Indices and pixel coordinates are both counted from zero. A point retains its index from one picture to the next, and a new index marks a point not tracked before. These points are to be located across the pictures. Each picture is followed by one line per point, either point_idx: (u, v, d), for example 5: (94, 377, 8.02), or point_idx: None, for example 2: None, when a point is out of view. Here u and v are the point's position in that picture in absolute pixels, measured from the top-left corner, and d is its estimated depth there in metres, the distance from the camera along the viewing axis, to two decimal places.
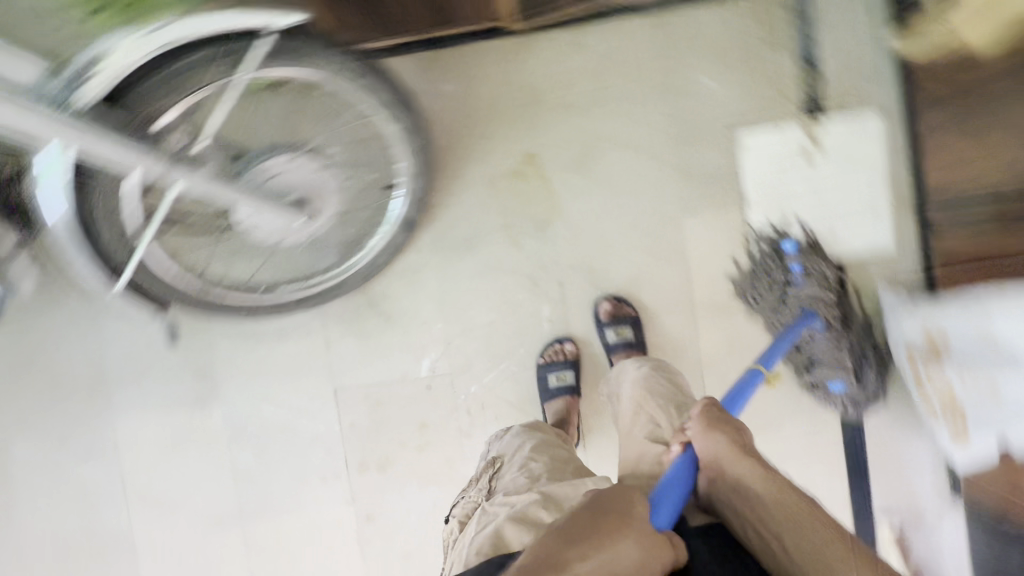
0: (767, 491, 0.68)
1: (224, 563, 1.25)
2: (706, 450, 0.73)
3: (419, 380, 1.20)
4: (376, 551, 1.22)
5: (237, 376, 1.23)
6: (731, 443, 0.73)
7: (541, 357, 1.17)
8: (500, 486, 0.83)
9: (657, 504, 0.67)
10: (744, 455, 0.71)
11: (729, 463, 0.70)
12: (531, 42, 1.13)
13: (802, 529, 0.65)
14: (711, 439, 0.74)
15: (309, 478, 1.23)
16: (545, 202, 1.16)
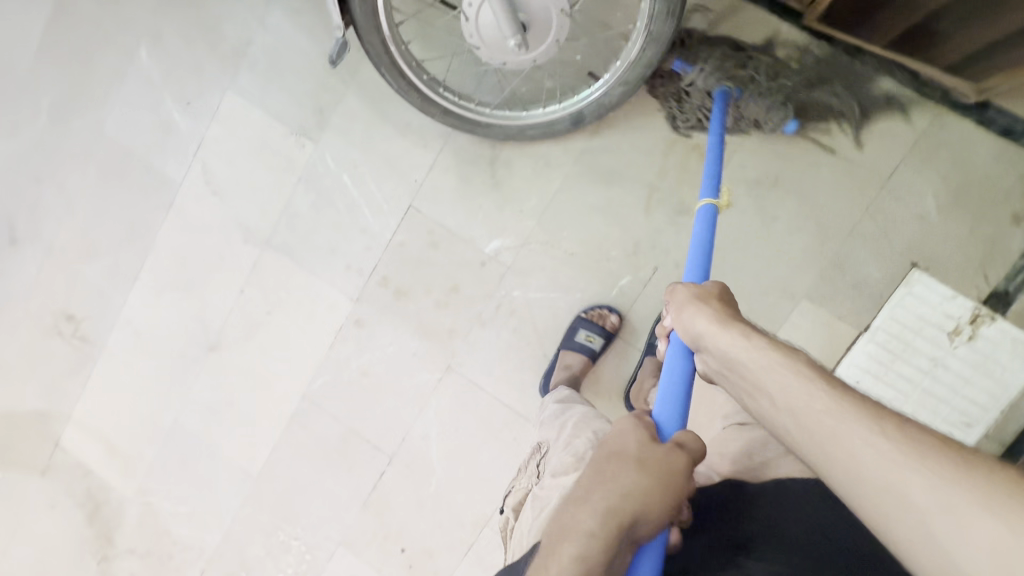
0: (748, 356, 0.62)
1: (227, 268, 1.33)
2: (685, 330, 0.69)
3: (480, 253, 1.21)
4: (345, 351, 1.28)
5: (344, 134, 1.24)
6: (709, 315, 0.67)
7: (585, 311, 1.16)
8: (546, 469, 0.88)
9: (661, 420, 0.68)
10: (724, 326, 0.65)
11: (703, 339, 0.66)
12: (811, 49, 1.04)
13: (792, 389, 0.57)
14: (686, 319, 0.70)
15: (337, 257, 1.27)
16: (700, 193, 1.11)
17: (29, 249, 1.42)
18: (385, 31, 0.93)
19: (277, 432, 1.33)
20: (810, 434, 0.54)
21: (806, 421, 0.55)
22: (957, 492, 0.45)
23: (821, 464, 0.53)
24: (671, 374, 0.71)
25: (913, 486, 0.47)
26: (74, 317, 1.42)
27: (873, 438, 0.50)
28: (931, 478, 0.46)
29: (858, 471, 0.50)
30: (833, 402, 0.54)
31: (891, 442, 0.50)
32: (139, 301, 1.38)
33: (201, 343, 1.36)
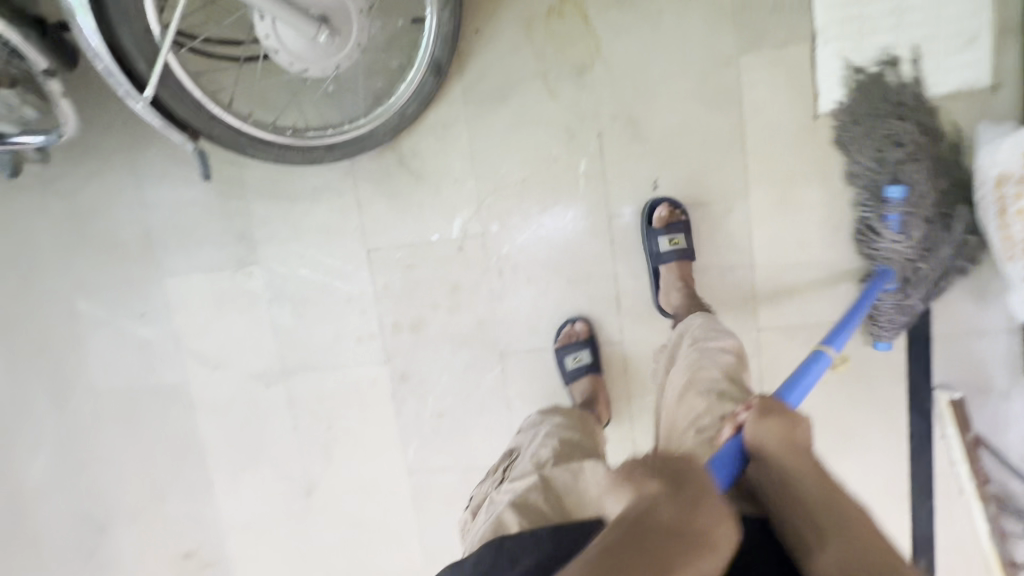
0: (823, 499, 0.61)
1: (272, 418, 1.33)
2: (760, 446, 0.66)
3: (451, 242, 1.18)
4: (411, 409, 1.26)
5: (274, 238, 1.24)
6: (783, 440, 0.66)
7: (555, 343, 1.15)
8: (509, 473, 0.93)
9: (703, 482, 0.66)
10: (798, 457, 0.65)
11: (785, 463, 0.64)
12: None
13: (871, 541, 0.57)
14: (760, 436, 0.66)
15: (346, 341, 1.26)
16: (584, 44, 1.06)
17: (117, 525, 1.46)
18: (225, 118, 0.93)
19: (411, 518, 1.31)
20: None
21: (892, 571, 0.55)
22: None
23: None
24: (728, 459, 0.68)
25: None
26: (189, 552, 1.44)
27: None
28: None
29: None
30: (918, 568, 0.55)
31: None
32: (226, 499, 1.39)
33: (297, 495, 1.35)
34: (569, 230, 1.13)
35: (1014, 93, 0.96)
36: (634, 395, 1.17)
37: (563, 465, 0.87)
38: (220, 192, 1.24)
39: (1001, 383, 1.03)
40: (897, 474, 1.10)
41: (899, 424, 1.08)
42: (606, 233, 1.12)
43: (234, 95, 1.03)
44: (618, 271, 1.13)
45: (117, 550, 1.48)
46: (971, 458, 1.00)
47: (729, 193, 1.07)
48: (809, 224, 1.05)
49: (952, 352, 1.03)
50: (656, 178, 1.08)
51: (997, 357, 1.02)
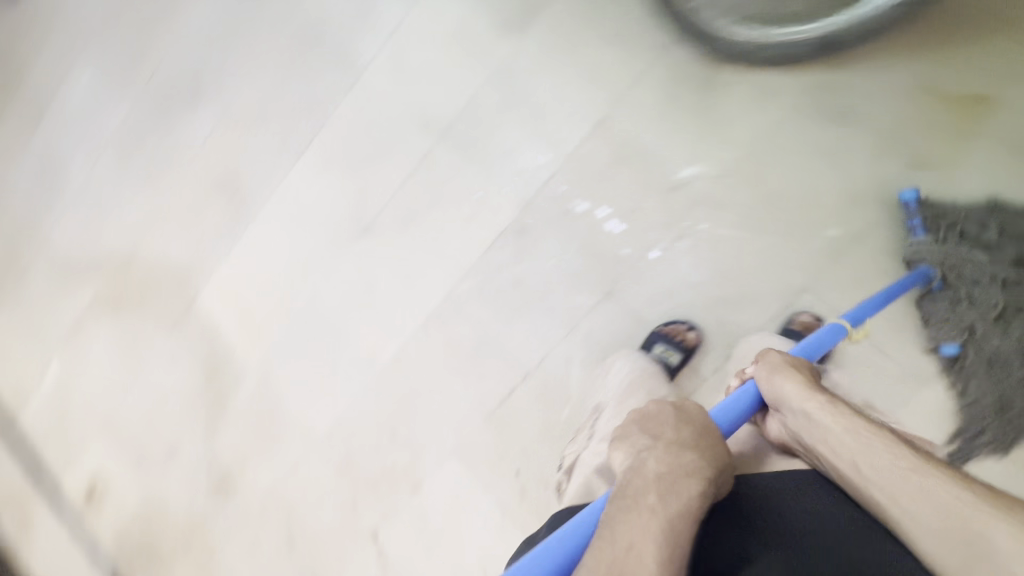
0: (844, 428, 0.71)
1: (398, 155, 1.32)
2: (773, 389, 0.79)
3: (670, 178, 1.14)
4: (500, 257, 1.24)
5: (548, 34, 1.20)
6: (796, 382, 0.78)
7: (659, 327, 1.13)
8: (599, 431, 1.05)
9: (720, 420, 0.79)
10: (812, 395, 0.76)
11: (804, 401, 0.75)
12: None
13: (888, 453, 0.66)
14: (774, 380, 0.79)
15: (512, 161, 1.24)
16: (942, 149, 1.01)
17: (207, 105, 1.47)
18: None
19: (412, 327, 1.31)
20: (898, 486, 0.63)
21: (901, 474, 0.64)
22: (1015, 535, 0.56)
23: (910, 517, 0.61)
24: (739, 402, 0.81)
25: (999, 540, 0.56)
26: (236, 180, 1.45)
27: (965, 499, 0.60)
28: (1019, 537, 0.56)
29: (938, 516, 0.60)
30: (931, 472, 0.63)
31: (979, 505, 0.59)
32: (303, 173, 1.40)
33: (354, 225, 1.35)
34: (763, 262, 1.09)
35: None
36: None
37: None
38: None
39: None
40: None
41: None
42: (788, 295, 1.08)
43: None
44: (762, 330, 1.09)
45: (189, 123, 1.50)
46: None
47: (908, 368, 1.02)
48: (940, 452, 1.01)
49: None
50: (872, 298, 1.04)
51: None
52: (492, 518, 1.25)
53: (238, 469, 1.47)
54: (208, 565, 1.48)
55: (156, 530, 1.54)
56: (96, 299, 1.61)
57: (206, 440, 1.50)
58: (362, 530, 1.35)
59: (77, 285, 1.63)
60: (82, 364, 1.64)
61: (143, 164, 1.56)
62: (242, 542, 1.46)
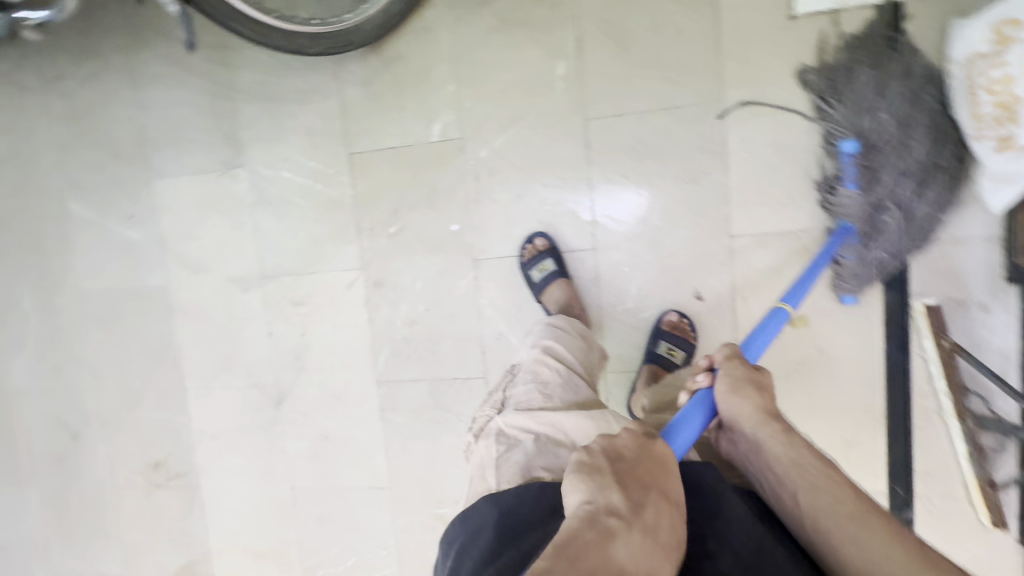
0: (812, 486, 0.62)
1: (247, 322, 1.34)
2: (728, 410, 0.69)
3: (429, 145, 1.19)
4: (383, 315, 1.26)
5: (259, 139, 1.27)
6: (753, 406, 0.69)
7: (521, 258, 1.16)
8: (511, 397, 0.92)
9: (671, 436, 0.65)
10: (766, 421, 0.68)
11: (750, 428, 0.68)
12: None
13: (818, 489, 0.61)
14: (732, 396, 0.69)
15: (321, 246, 1.27)
16: None
17: (89, 432, 1.48)
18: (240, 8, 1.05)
19: (379, 429, 1.30)
20: (833, 538, 0.57)
21: (857, 543, 0.56)
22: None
23: None
24: (698, 412, 0.69)
25: None
26: (159, 462, 1.44)
27: None
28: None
29: None
30: (890, 543, 0.56)
31: None
32: (199, 406, 1.39)
33: (268, 403, 1.35)
34: (545, 132, 1.14)
35: None
36: (606, 305, 1.15)
37: (564, 392, 0.91)
38: (211, 96, 1.29)
39: (979, 296, 1.00)
40: (873, 392, 1.06)
41: (875, 338, 1.05)
42: (582, 135, 1.12)
43: None
44: (592, 175, 1.13)
45: (90, 458, 1.49)
46: (945, 369, 0.97)
47: (704, 98, 1.06)
48: (784, 129, 1.04)
49: (928, 260, 1.00)
50: (630, 80, 1.09)
51: (974, 264, 0.99)
52: None
53: None
54: None
55: None
56: None
57: None
58: None
59: None
60: None
61: (82, 519, 1.52)
62: None
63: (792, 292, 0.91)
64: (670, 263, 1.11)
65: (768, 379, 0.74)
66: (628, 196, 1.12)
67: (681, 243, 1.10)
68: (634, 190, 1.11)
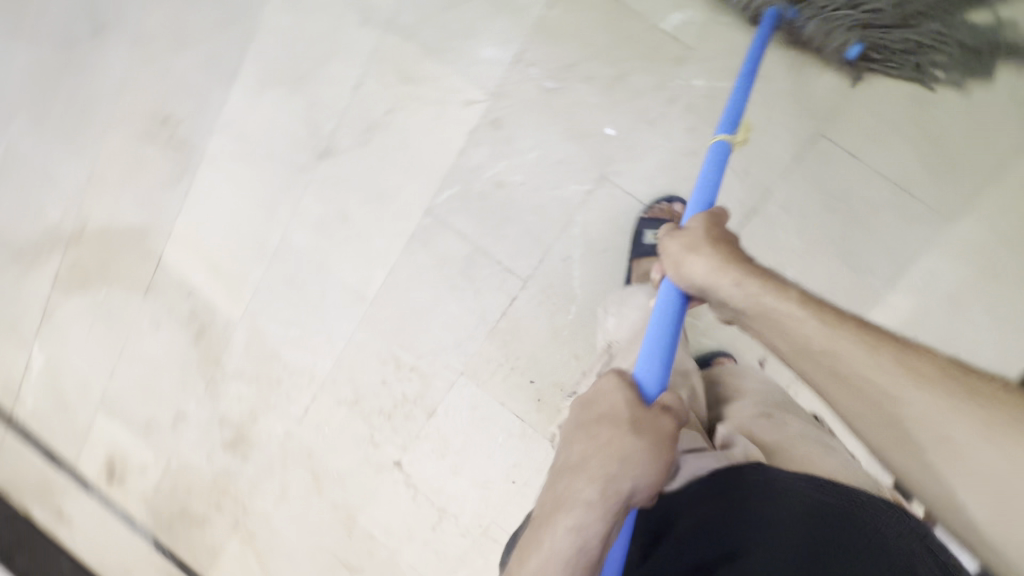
0: (810, 330, 0.53)
1: (343, 56, 1.15)
2: (685, 281, 0.64)
3: (654, 31, 1.00)
4: (477, 157, 1.12)
5: None
6: (707, 262, 0.62)
7: (644, 211, 1.04)
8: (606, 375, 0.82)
9: (643, 379, 0.65)
10: (723, 273, 0.60)
11: (715, 283, 0.60)
12: None
13: (802, 327, 0.53)
14: (685, 271, 0.64)
15: (471, 43, 1.08)
16: None
17: (117, 38, 1.29)
18: None
19: (396, 251, 1.21)
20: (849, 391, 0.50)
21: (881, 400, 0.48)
22: (954, 424, 0.45)
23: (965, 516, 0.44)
24: (660, 321, 0.67)
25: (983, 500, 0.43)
26: (169, 119, 1.29)
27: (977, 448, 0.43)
28: (985, 429, 0.44)
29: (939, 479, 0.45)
30: (923, 385, 0.47)
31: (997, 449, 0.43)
32: (242, 99, 1.23)
33: (310, 149, 1.21)
34: (769, 113, 0.97)
35: None
36: None
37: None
38: None
39: None
40: None
41: None
42: (800, 146, 0.97)
43: None
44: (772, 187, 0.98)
45: (103, 64, 1.32)
46: None
47: (935, 206, 0.93)
48: (972, 289, 0.93)
49: None
50: (894, 137, 0.94)
51: None
52: (513, 427, 1.23)
53: (249, 425, 1.44)
54: (243, 518, 1.49)
55: (184, 493, 1.54)
56: (56, 277, 1.50)
57: (209, 399, 1.45)
58: (386, 461, 1.34)
59: (34, 265, 1.51)
60: (63, 347, 1.56)
61: (64, 113, 1.38)
62: (269, 491, 1.45)
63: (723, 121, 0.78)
64: None
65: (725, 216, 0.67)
66: (784, 233, 0.98)
67: None
68: (795, 234, 0.98)
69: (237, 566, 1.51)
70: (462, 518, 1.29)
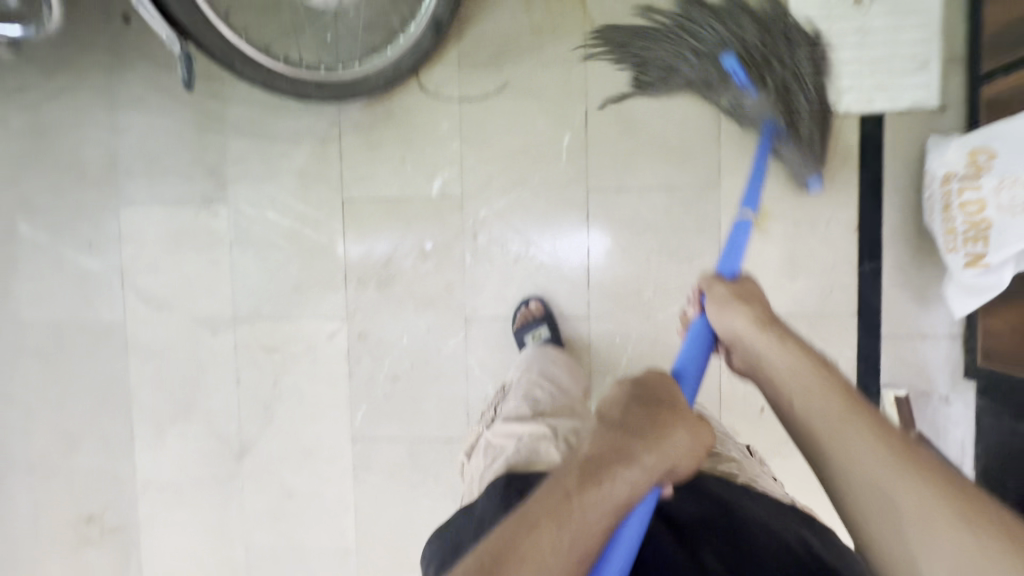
0: (842, 418, 0.57)
1: (213, 367, 1.25)
2: (722, 326, 0.72)
3: (429, 200, 1.18)
4: (365, 369, 1.21)
5: (245, 177, 1.21)
6: (749, 320, 0.70)
7: (514, 323, 1.15)
8: (503, 412, 0.94)
9: (682, 378, 0.70)
10: (764, 330, 0.68)
11: (748, 338, 0.69)
12: None
13: (827, 404, 0.59)
14: (725, 315, 0.72)
15: (304, 293, 1.21)
16: (578, 27, 1.12)
17: (11, 479, 1.32)
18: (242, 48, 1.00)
19: (350, 490, 1.23)
20: (835, 466, 0.55)
21: (882, 489, 0.52)
22: (938, 514, 0.49)
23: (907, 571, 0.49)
24: (697, 338, 0.73)
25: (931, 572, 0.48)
26: (92, 514, 1.30)
27: (963, 541, 0.47)
28: (965, 527, 0.48)
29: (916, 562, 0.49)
30: (932, 491, 0.50)
31: (970, 531, 0.48)
32: (148, 455, 1.28)
33: (229, 456, 1.25)
34: (546, 200, 1.15)
35: (959, 114, 1.05)
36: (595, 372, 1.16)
37: (557, 405, 0.92)
38: (197, 127, 1.22)
39: (941, 389, 1.08)
40: None
41: None
42: (584, 205, 1.14)
43: (264, 28, 1.07)
44: (570, 231, 1.15)
45: (9, 510, 1.32)
46: None
47: (703, 182, 1.11)
48: (772, 216, 1.10)
49: (898, 353, 1.08)
50: (635, 159, 1.12)
51: (938, 360, 1.07)
52: None
53: None
54: None
55: None
56: None
57: None
58: None
59: None
60: None
61: None
62: None
63: (750, 196, 0.90)
64: (661, 337, 1.13)
65: (754, 288, 0.77)
66: (622, 269, 1.13)
67: (672, 319, 1.13)
68: (629, 264, 1.13)
69: None
70: None
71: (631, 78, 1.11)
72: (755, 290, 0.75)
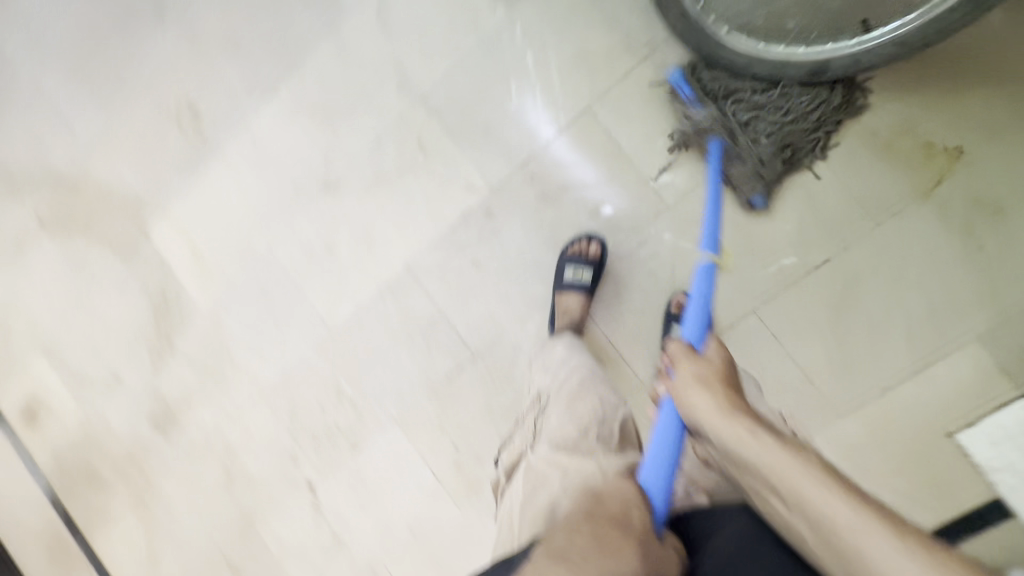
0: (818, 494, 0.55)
1: (371, 113, 1.25)
2: (687, 410, 0.68)
3: (643, 181, 1.13)
4: (464, 235, 1.23)
5: (543, 8, 1.15)
6: (711, 401, 0.67)
7: (566, 250, 1.15)
8: (545, 428, 0.93)
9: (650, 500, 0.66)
10: (727, 414, 0.65)
11: (710, 424, 0.65)
12: None
13: (808, 488, 0.56)
14: (690, 397, 0.69)
15: (486, 138, 1.20)
16: (895, 199, 1.02)
17: (172, 28, 1.37)
18: None
19: (368, 292, 1.30)
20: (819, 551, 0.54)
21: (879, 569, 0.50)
22: None
23: None
24: (668, 436, 0.70)
25: None
26: (197, 111, 1.37)
27: None
28: None
29: None
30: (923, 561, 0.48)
31: None
32: (269, 117, 1.32)
33: (318, 180, 1.30)
34: (718, 281, 1.10)
35: None
36: None
37: (602, 432, 0.88)
38: None
39: None
40: None
41: None
42: (738, 316, 1.10)
43: None
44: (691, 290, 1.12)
45: (150, 45, 1.39)
46: None
47: (831, 404, 1.07)
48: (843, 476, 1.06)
49: None
50: (809, 331, 1.07)
51: None
52: (427, 484, 1.29)
53: (182, 407, 1.47)
54: (147, 491, 1.53)
55: (95, 453, 1.55)
56: (39, 215, 1.55)
57: (151, 373, 1.48)
58: (300, 479, 1.39)
59: (21, 196, 1.54)
60: (24, 281, 1.58)
61: (100, 74, 1.45)
62: (181, 476, 1.49)
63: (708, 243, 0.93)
64: None
65: (721, 356, 0.75)
66: None
67: None
68: None
69: (130, 534, 1.56)
70: (356, 552, 1.36)
71: (881, 274, 1.03)
72: (722, 359, 0.74)
